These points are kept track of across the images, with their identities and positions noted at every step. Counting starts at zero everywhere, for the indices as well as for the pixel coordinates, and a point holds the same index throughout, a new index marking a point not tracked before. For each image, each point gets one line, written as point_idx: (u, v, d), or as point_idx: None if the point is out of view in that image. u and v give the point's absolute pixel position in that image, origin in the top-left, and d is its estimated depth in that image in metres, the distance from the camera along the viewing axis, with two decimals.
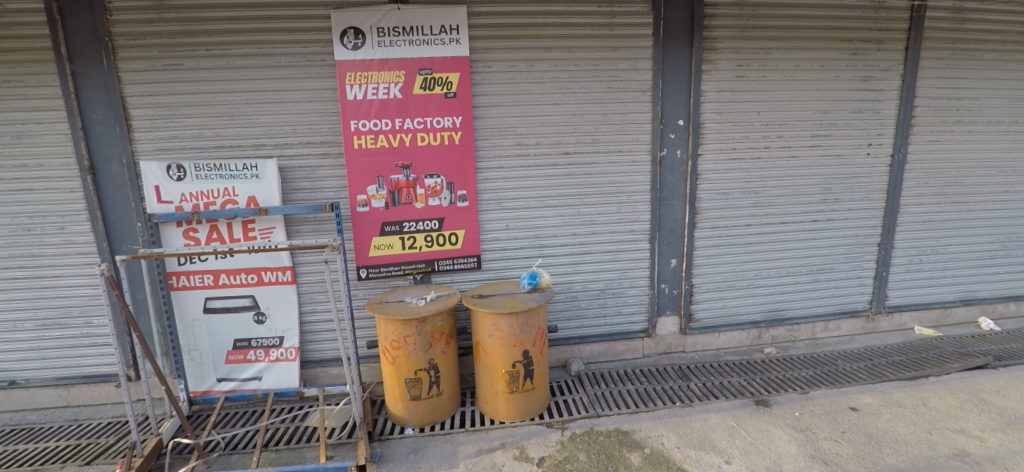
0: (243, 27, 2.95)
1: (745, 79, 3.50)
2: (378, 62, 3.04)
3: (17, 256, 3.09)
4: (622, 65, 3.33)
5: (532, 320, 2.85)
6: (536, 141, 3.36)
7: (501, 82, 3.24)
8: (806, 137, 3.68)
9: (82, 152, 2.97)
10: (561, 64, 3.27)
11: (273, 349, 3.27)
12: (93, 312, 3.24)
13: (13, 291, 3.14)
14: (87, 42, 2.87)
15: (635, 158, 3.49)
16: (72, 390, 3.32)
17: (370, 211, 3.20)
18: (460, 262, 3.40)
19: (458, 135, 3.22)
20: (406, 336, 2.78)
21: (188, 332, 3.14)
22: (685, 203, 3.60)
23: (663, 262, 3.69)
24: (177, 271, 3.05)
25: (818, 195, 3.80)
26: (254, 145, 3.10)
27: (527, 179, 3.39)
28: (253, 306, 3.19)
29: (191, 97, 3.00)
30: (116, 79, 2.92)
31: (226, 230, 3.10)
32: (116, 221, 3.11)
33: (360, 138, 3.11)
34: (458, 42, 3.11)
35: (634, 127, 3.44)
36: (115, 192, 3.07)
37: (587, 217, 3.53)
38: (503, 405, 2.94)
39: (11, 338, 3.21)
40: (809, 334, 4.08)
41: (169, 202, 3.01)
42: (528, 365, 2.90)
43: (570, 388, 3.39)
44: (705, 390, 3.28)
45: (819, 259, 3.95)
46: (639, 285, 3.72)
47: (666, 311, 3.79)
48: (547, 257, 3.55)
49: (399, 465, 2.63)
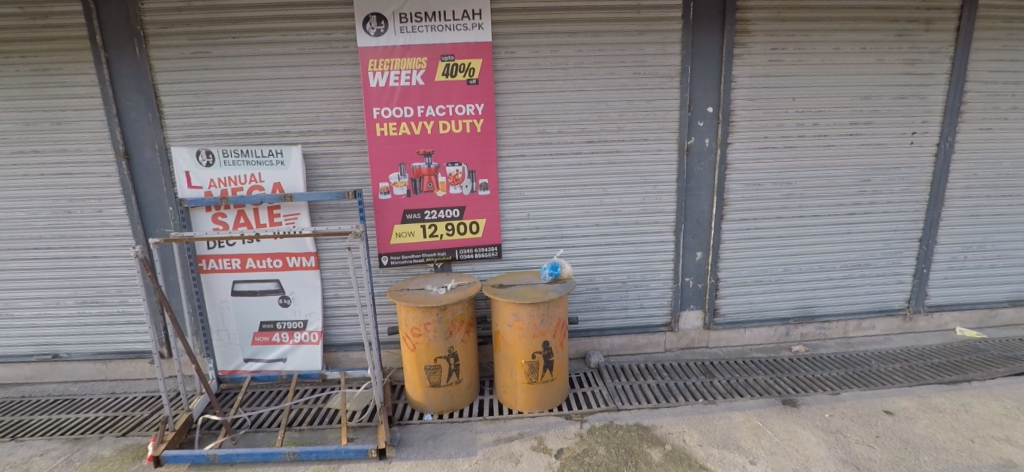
0: (268, 14, 2.96)
1: (780, 63, 3.33)
2: (400, 49, 3.02)
3: (59, 236, 3.24)
4: (649, 49, 3.20)
5: (553, 311, 2.82)
6: (559, 129, 3.29)
7: (524, 68, 3.17)
8: (844, 125, 3.48)
9: (117, 138, 3.07)
10: (585, 49, 3.17)
11: (298, 332, 3.34)
12: (128, 292, 3.37)
13: (56, 269, 3.30)
14: (120, 30, 2.94)
15: (661, 146, 3.37)
16: (109, 365, 3.48)
17: (392, 199, 3.20)
18: (480, 251, 3.38)
19: (480, 122, 3.18)
20: (426, 323, 2.79)
21: (217, 314, 3.24)
22: (713, 194, 3.48)
23: (688, 255, 3.59)
24: (207, 254, 3.13)
25: (856, 187, 3.61)
26: (279, 132, 3.14)
27: (549, 167, 3.33)
28: (278, 290, 3.26)
29: (218, 84, 3.05)
30: (148, 66, 2.99)
31: (253, 216, 3.16)
32: (150, 205, 3.21)
33: (383, 126, 3.11)
34: (481, 28, 3.05)
35: (661, 114, 3.32)
36: (147, 176, 3.16)
37: (609, 208, 3.45)
38: (522, 395, 2.94)
39: (55, 313, 3.38)
40: (841, 333, 3.91)
41: (199, 188, 3.08)
42: (548, 356, 2.88)
43: (589, 380, 3.36)
44: (729, 387, 3.20)
45: (854, 254, 3.76)
46: (662, 278, 3.63)
47: (690, 305, 3.69)
48: (568, 248, 3.49)
49: (418, 450, 2.66)
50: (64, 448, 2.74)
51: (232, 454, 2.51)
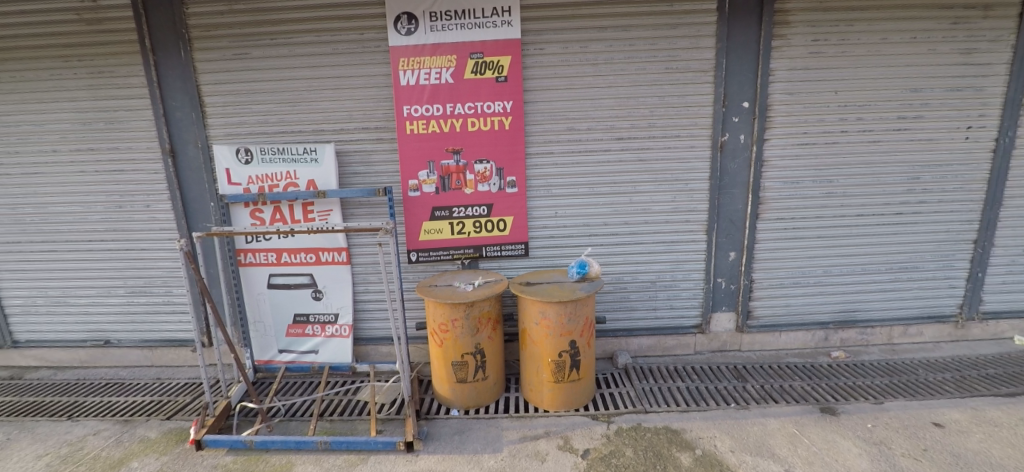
0: (304, 16, 3.05)
1: (821, 55, 3.18)
2: (430, 47, 3.05)
3: (111, 230, 3.44)
4: (682, 43, 3.12)
5: (581, 309, 2.79)
6: (588, 126, 3.24)
7: (553, 65, 3.14)
8: (892, 120, 3.30)
9: (163, 136, 3.23)
10: (616, 44, 3.12)
11: (329, 325, 3.43)
12: (173, 283, 3.54)
13: (108, 260, 3.50)
14: (167, 33, 3.08)
15: (694, 143, 3.28)
16: (155, 351, 3.67)
17: (421, 195, 3.24)
18: (508, 249, 3.38)
19: (508, 120, 3.17)
20: (454, 319, 2.81)
21: (254, 306, 3.36)
22: (748, 192, 3.36)
23: (720, 254, 3.48)
24: (246, 248, 3.26)
25: (904, 186, 3.42)
26: (313, 130, 3.23)
27: (578, 165, 3.30)
28: (311, 284, 3.36)
29: (257, 84, 3.16)
30: (192, 68, 3.13)
31: (289, 212, 3.26)
32: (193, 200, 3.36)
33: (413, 124, 3.15)
34: (511, 25, 3.04)
35: (694, 109, 3.23)
36: (191, 173, 3.30)
37: (639, 206, 3.38)
38: (548, 393, 2.92)
39: (107, 302, 3.59)
40: (884, 339, 3.71)
41: (239, 184, 3.21)
42: (575, 355, 2.85)
43: (616, 381, 3.31)
44: (763, 392, 3.08)
45: (900, 256, 3.56)
46: (693, 279, 3.54)
47: (722, 307, 3.59)
48: (596, 246, 3.45)
49: (445, 445, 2.69)
50: (115, 428, 2.91)
51: (268, 441, 2.61)
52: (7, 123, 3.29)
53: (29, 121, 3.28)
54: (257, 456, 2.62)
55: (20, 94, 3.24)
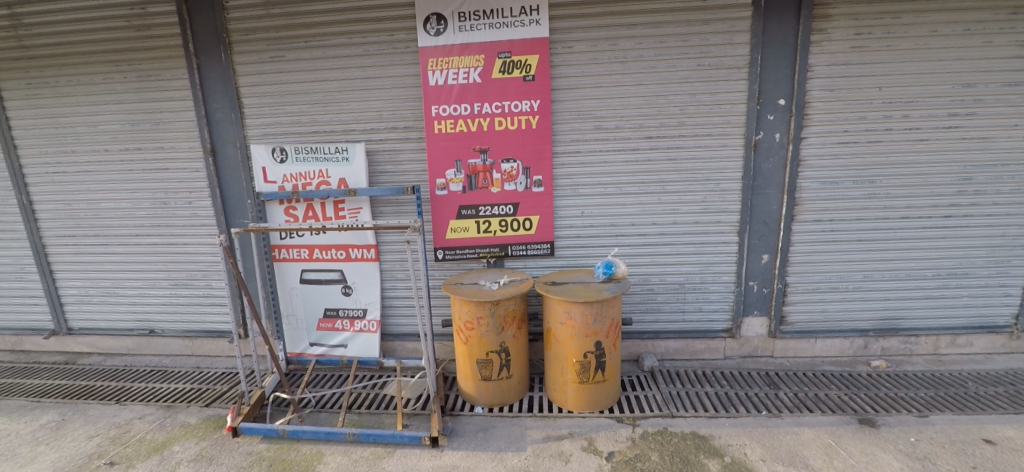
0: (337, 19, 3.13)
1: (864, 50, 3.03)
2: (459, 47, 3.08)
3: (157, 225, 3.62)
4: (714, 39, 3.04)
5: (606, 310, 2.76)
6: (617, 125, 3.20)
7: (582, 63, 3.12)
8: (941, 117, 3.12)
9: (205, 136, 3.38)
10: (646, 41, 3.07)
11: (358, 320, 3.51)
12: (212, 277, 3.70)
13: (153, 254, 3.69)
14: (209, 38, 3.23)
15: (726, 141, 3.19)
16: (195, 341, 3.84)
17: (448, 194, 3.28)
18: (533, 248, 3.37)
19: (536, 119, 3.17)
20: (479, 317, 2.83)
21: (287, 300, 3.47)
22: (783, 192, 3.25)
23: (752, 257, 3.38)
24: (280, 244, 3.38)
25: (954, 187, 3.22)
26: (345, 130, 3.31)
27: (605, 164, 3.26)
28: (341, 280, 3.45)
29: (292, 85, 3.26)
30: (232, 71, 3.26)
31: (321, 209, 3.35)
32: (232, 198, 3.50)
33: (441, 123, 3.18)
34: (539, 23, 3.03)
35: (727, 107, 3.14)
36: (230, 171, 3.45)
37: (668, 206, 3.32)
38: (572, 394, 2.90)
39: (152, 294, 3.79)
40: (930, 349, 3.52)
41: (274, 182, 3.32)
42: (601, 357, 2.82)
43: (642, 384, 3.26)
44: (797, 400, 2.97)
45: (947, 262, 3.36)
46: (723, 281, 3.44)
47: (754, 311, 3.48)
48: (623, 247, 3.41)
49: (469, 441, 2.71)
50: (159, 413, 3.08)
51: (299, 431, 2.70)
52: (63, 124, 3.51)
53: (83, 122, 3.49)
54: (288, 445, 2.71)
55: (75, 97, 3.45)
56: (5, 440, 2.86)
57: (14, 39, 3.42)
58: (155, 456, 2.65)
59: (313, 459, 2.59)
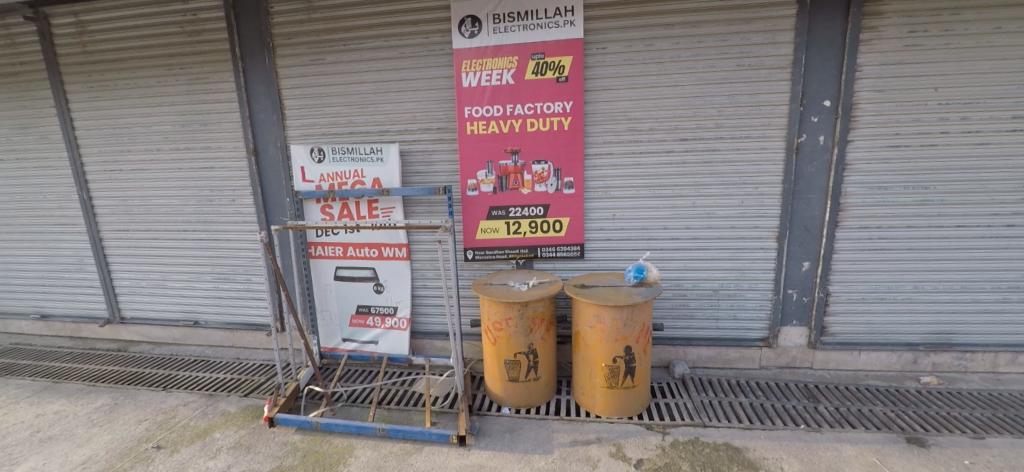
0: (374, 22, 3.21)
1: (919, 48, 2.87)
2: (493, 49, 3.09)
3: (203, 221, 3.81)
4: (755, 38, 2.94)
5: (637, 315, 2.71)
6: (651, 127, 3.14)
7: (616, 64, 3.08)
8: (1005, 119, 2.91)
9: (248, 136, 3.53)
10: (683, 41, 3.00)
11: (388, 317, 3.57)
12: (252, 271, 3.85)
13: (199, 249, 3.88)
14: (255, 42, 3.36)
15: (766, 144, 3.08)
16: (235, 333, 4.01)
17: (479, 195, 3.30)
18: (563, 250, 3.35)
19: (568, 120, 3.15)
20: (508, 318, 2.83)
21: (322, 296, 3.58)
22: (827, 197, 3.11)
23: (792, 264, 3.25)
24: (316, 241, 3.49)
25: (1018, 194, 3.00)
26: (380, 131, 3.38)
27: (638, 166, 3.21)
28: (373, 278, 3.52)
29: (331, 87, 3.36)
30: (275, 74, 3.39)
31: (355, 208, 3.43)
32: (272, 196, 3.64)
33: (473, 124, 3.21)
34: (573, 24, 3.02)
35: (767, 109, 3.03)
36: (271, 170, 3.58)
37: (702, 210, 3.23)
38: (601, 399, 2.86)
39: (197, 286, 3.98)
40: (987, 367, 3.28)
41: (312, 181, 3.42)
42: (630, 362, 2.77)
43: (672, 391, 3.18)
44: (838, 415, 2.83)
45: (1009, 274, 3.13)
46: (760, 289, 3.33)
47: (792, 321, 3.35)
48: (655, 251, 3.34)
49: (496, 442, 2.72)
50: (202, 401, 3.23)
51: (332, 424, 2.77)
52: (120, 125, 3.74)
53: (138, 123, 3.70)
54: (321, 437, 2.79)
55: (131, 99, 3.67)
56: (64, 420, 3.06)
57: (78, 45, 3.66)
58: (198, 442, 2.78)
59: (344, 452, 2.65)
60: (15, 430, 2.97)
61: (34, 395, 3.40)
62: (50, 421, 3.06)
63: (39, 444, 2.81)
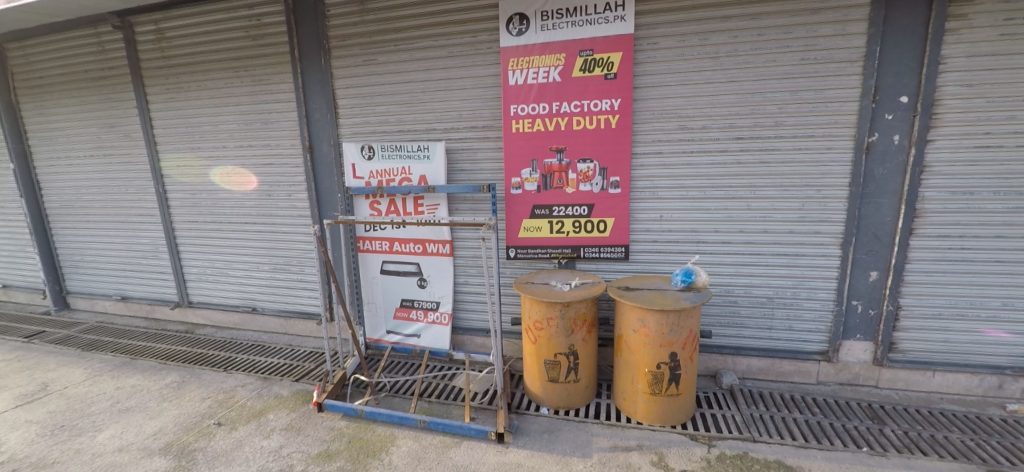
0: (424, 22, 3.27)
1: (1016, 37, 2.57)
2: (540, 46, 3.07)
3: (262, 214, 4.04)
4: (823, 30, 2.74)
5: (684, 321, 2.61)
6: (704, 125, 3.01)
7: (668, 60, 2.97)
8: None
9: (305, 134, 3.70)
10: (741, 35, 2.85)
11: (431, 312, 3.65)
12: (305, 263, 4.04)
13: (258, 240, 4.12)
14: (312, 44, 3.52)
15: (831, 143, 2.87)
16: (288, 321, 4.23)
17: (523, 193, 3.30)
18: (607, 251, 3.29)
19: (616, 118, 3.07)
20: (549, 318, 2.81)
21: (368, 288, 3.70)
22: (900, 202, 2.85)
23: (857, 273, 3.01)
24: (364, 236, 3.62)
25: None
26: (427, 129, 3.45)
27: (688, 166, 3.08)
28: (417, 273, 3.61)
29: (381, 87, 3.46)
30: (330, 74, 3.54)
31: (401, 204, 3.52)
32: (325, 191, 3.80)
33: (519, 122, 3.21)
34: (624, 20, 2.94)
35: (834, 106, 2.82)
36: (325, 167, 3.74)
37: (758, 213, 3.06)
38: (642, 405, 2.78)
39: (256, 275, 4.24)
40: None
41: (361, 178, 3.53)
42: (675, 369, 2.68)
43: (719, 402, 3.04)
44: (907, 440, 2.60)
45: None
46: (820, 299, 3.11)
47: (855, 335, 3.11)
48: (704, 254, 3.21)
49: (534, 442, 2.71)
50: (257, 384, 3.43)
51: (376, 413, 2.87)
52: (192, 124, 4.04)
53: (208, 121, 3.98)
54: (365, 424, 2.90)
55: (202, 99, 3.95)
56: (140, 394, 3.35)
57: (158, 50, 3.98)
58: (254, 422, 2.95)
59: (387, 441, 2.73)
60: (99, 399, 3.29)
61: (115, 369, 3.75)
62: (127, 393, 3.36)
63: (118, 414, 3.09)
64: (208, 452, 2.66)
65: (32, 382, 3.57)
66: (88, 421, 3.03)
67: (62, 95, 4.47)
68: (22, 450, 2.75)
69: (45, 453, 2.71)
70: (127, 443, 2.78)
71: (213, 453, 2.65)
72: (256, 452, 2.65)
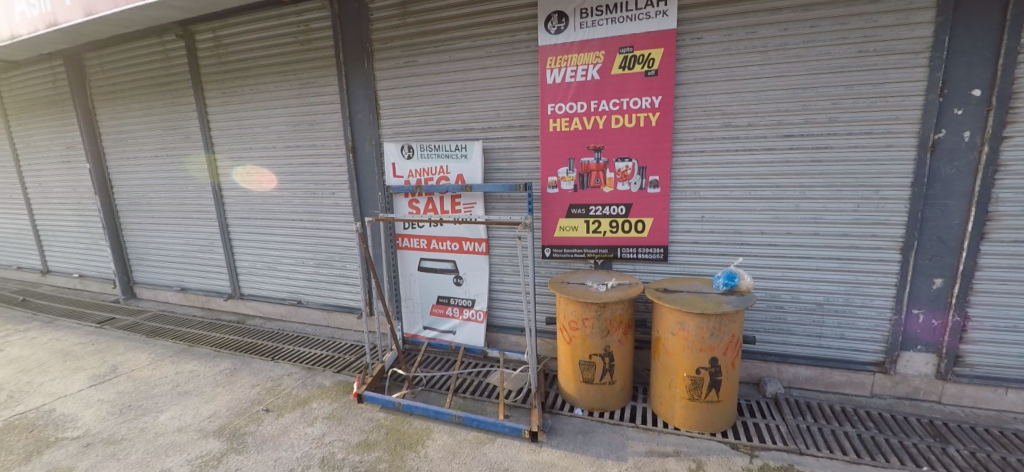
0: (464, 24, 3.32)
1: None
2: (579, 44, 3.05)
3: (308, 212, 4.23)
4: (883, 19, 2.58)
5: (725, 326, 2.53)
6: (749, 122, 2.89)
7: (712, 56, 2.88)
8: None
9: (348, 135, 3.85)
10: (791, 27, 2.72)
11: (466, 309, 3.70)
12: (347, 259, 4.20)
13: (304, 236, 4.32)
14: (356, 48, 3.65)
15: (891, 141, 2.69)
16: (330, 314, 4.40)
17: (559, 193, 3.29)
18: (644, 252, 3.22)
19: (656, 116, 3.01)
20: (585, 318, 2.79)
21: (406, 285, 3.80)
22: (970, 204, 2.63)
23: (918, 279, 2.81)
24: (403, 233, 3.72)
25: None
26: (465, 129, 3.50)
27: (733, 165, 2.97)
28: (453, 270, 3.67)
29: (421, 88, 3.54)
30: (373, 77, 3.65)
31: (439, 203, 3.58)
32: (366, 190, 3.93)
33: (556, 121, 3.20)
34: (666, 15, 2.87)
35: (895, 101, 2.64)
36: (367, 166, 3.87)
37: (807, 214, 2.91)
38: (680, 410, 2.71)
39: (301, 270, 4.44)
40: None
41: (401, 177, 3.63)
42: (716, 375, 2.59)
43: (762, 411, 2.91)
44: (974, 461, 2.40)
45: None
46: (875, 306, 2.93)
47: (915, 345, 2.90)
48: (748, 257, 3.09)
49: (568, 442, 2.69)
50: (302, 373, 3.60)
51: (413, 406, 2.94)
52: (246, 126, 4.28)
53: (259, 124, 4.21)
54: (402, 417, 2.98)
55: (254, 103, 4.18)
56: (197, 378, 3.59)
57: (215, 56, 4.24)
58: (299, 410, 3.10)
59: (423, 434, 2.80)
60: (161, 382, 3.55)
61: (175, 355, 4.03)
62: (186, 378, 3.61)
63: (178, 396, 3.32)
64: (257, 436, 2.82)
65: (104, 365, 3.90)
66: (151, 402, 3.27)
67: (132, 100, 4.85)
68: (96, 426, 3.00)
69: (115, 430, 2.95)
70: (186, 424, 2.99)
71: (262, 438, 2.81)
72: (301, 439, 2.78)
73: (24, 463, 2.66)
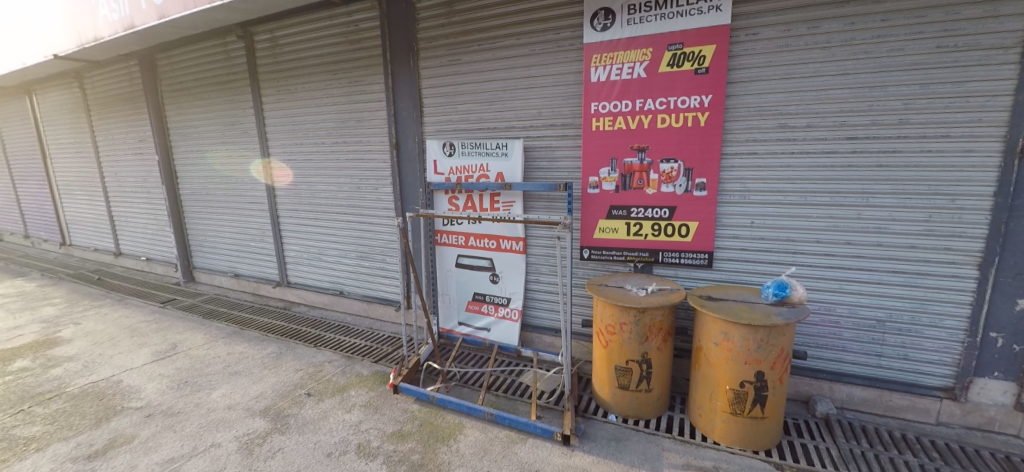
0: (508, 22, 3.32)
1: None
2: (625, 41, 2.97)
3: (352, 206, 4.38)
4: (968, 12, 2.35)
5: (774, 338, 2.39)
6: (808, 123, 2.72)
7: (768, 52, 2.73)
8: None
9: (392, 132, 3.95)
10: (859, 21, 2.53)
11: (501, 307, 3.71)
12: (387, 252, 4.31)
13: (348, 229, 4.47)
14: (402, 47, 3.73)
15: (972, 145, 2.45)
16: (370, 306, 4.53)
17: (599, 193, 3.23)
18: (687, 257, 3.11)
19: (705, 115, 2.88)
20: (623, 323, 2.72)
21: (443, 280, 3.86)
22: None
23: (998, 298, 2.54)
24: (442, 229, 3.77)
25: None
26: (506, 127, 3.50)
27: (788, 168, 2.81)
28: (490, 268, 3.69)
29: (464, 86, 3.58)
30: (417, 75, 3.73)
31: (478, 200, 3.60)
32: (408, 186, 4.02)
33: (599, 120, 3.14)
34: (719, 10, 2.74)
35: (978, 101, 2.40)
36: (409, 163, 3.96)
37: (870, 222, 2.70)
38: (721, 424, 2.59)
39: (344, 261, 4.61)
40: None
41: (442, 174, 3.70)
42: (761, 390, 2.46)
43: (812, 432, 2.74)
44: None
45: None
46: (945, 326, 2.68)
47: (992, 372, 2.63)
48: (801, 266, 2.91)
49: (600, 448, 2.64)
50: (342, 361, 3.73)
51: (446, 401, 2.97)
52: (297, 122, 4.48)
53: (310, 120, 4.39)
54: (436, 410, 3.02)
55: (305, 100, 4.37)
56: (246, 360, 3.80)
57: (271, 57, 4.46)
58: (338, 396, 3.21)
59: (455, 429, 2.83)
60: (214, 362, 3.79)
61: (227, 336, 4.29)
62: (236, 358, 3.83)
63: (229, 376, 3.53)
64: (299, 419, 2.94)
65: (165, 342, 4.20)
66: (205, 379, 3.49)
67: (196, 97, 5.18)
68: (157, 398, 3.24)
69: (173, 403, 3.17)
70: (235, 402, 3.17)
71: (303, 420, 2.93)
72: (339, 424, 2.88)
73: (95, 427, 2.91)
